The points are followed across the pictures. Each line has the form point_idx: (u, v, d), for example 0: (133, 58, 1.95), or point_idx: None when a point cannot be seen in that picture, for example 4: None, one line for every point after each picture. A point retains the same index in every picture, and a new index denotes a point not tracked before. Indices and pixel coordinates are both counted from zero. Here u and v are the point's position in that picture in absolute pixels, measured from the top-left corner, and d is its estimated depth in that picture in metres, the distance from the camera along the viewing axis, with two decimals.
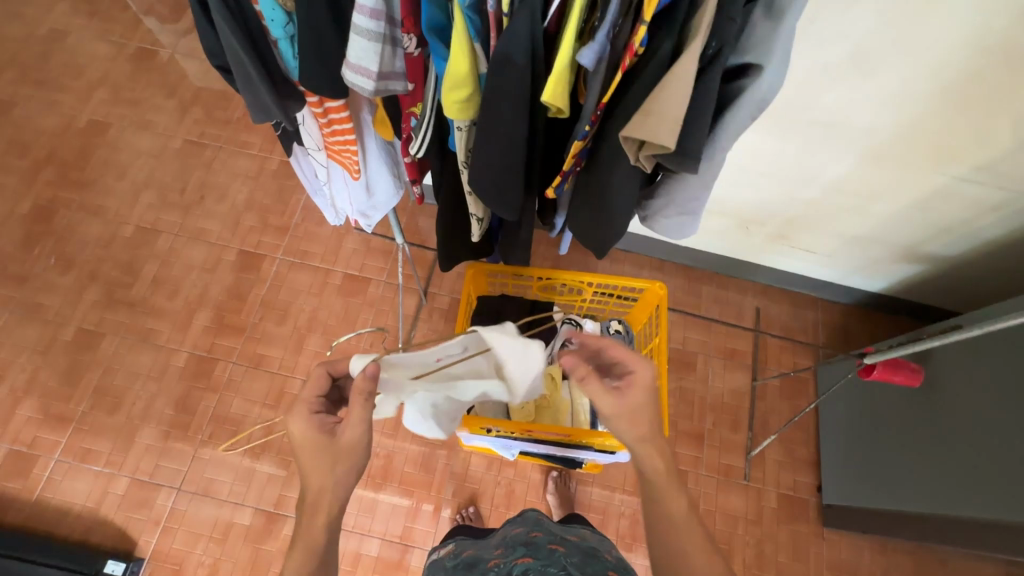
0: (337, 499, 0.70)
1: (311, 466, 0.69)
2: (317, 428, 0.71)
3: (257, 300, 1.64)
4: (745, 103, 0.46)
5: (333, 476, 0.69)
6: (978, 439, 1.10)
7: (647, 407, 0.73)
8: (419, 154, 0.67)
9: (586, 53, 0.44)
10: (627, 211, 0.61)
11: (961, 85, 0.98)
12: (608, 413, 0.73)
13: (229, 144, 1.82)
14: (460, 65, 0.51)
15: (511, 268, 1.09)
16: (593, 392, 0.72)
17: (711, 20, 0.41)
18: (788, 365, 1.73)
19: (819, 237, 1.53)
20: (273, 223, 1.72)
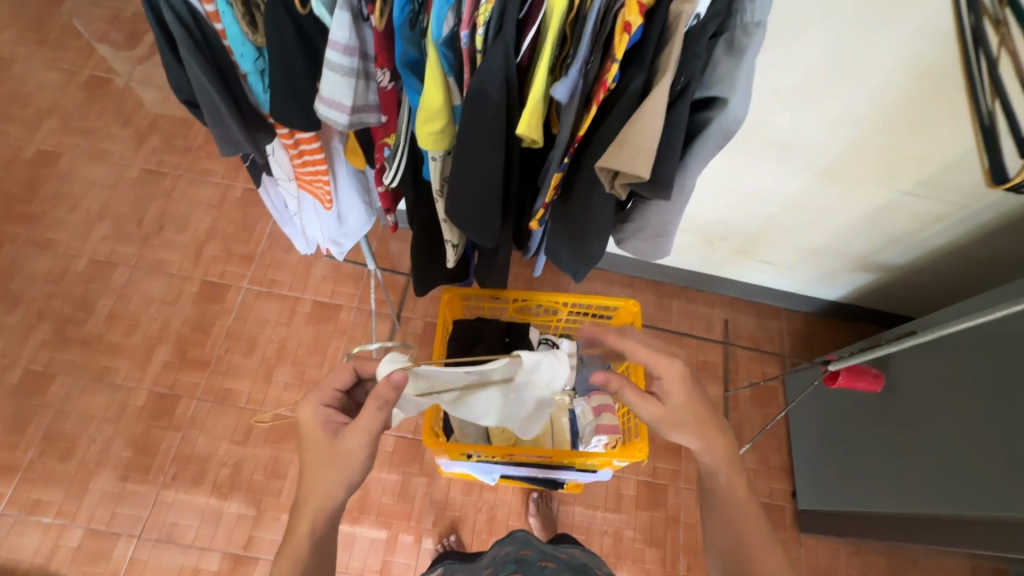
0: (326, 506, 0.72)
1: (312, 461, 0.73)
2: (323, 425, 0.75)
3: (222, 332, 1.58)
4: (713, 134, 0.49)
5: (327, 480, 0.71)
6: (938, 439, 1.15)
7: (691, 405, 0.82)
8: (393, 183, 0.67)
9: (560, 88, 0.46)
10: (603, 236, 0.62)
11: (900, 107, 1.05)
12: (655, 419, 0.83)
13: (189, 172, 1.77)
14: (435, 99, 0.52)
15: (486, 291, 1.08)
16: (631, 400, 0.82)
17: (679, 56, 0.43)
18: (757, 374, 1.78)
19: (780, 250, 1.60)
20: (237, 252, 1.67)
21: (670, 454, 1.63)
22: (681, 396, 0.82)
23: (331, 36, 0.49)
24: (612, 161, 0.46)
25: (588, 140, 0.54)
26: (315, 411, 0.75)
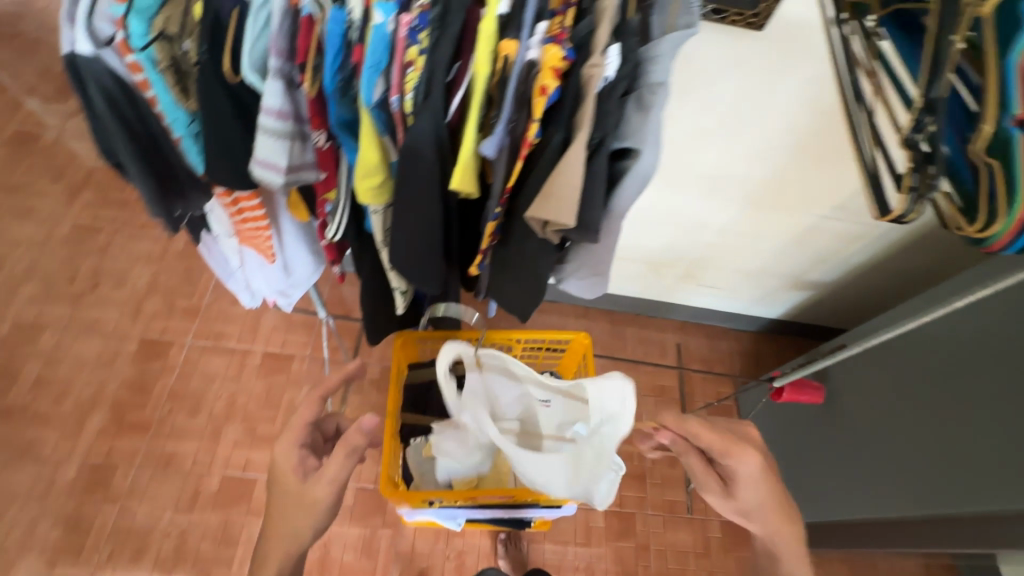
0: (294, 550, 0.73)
1: (284, 504, 0.74)
2: (296, 467, 0.75)
3: (164, 392, 1.50)
4: (631, 181, 0.53)
5: (296, 524, 0.72)
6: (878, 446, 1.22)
7: (763, 499, 0.75)
8: (336, 237, 0.68)
9: (488, 145, 0.49)
10: (544, 277, 0.66)
11: (809, 142, 1.16)
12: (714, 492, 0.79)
13: (127, 225, 1.71)
14: (370, 157, 0.54)
15: (439, 333, 1.08)
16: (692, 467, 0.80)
17: (592, 115, 0.47)
18: (712, 394, 1.84)
19: (721, 275, 1.69)
20: (180, 306, 1.61)
21: (635, 482, 1.64)
22: (756, 490, 0.75)
23: (263, 103, 0.51)
24: (542, 210, 0.50)
25: (521, 189, 0.58)
26: (290, 452, 0.76)
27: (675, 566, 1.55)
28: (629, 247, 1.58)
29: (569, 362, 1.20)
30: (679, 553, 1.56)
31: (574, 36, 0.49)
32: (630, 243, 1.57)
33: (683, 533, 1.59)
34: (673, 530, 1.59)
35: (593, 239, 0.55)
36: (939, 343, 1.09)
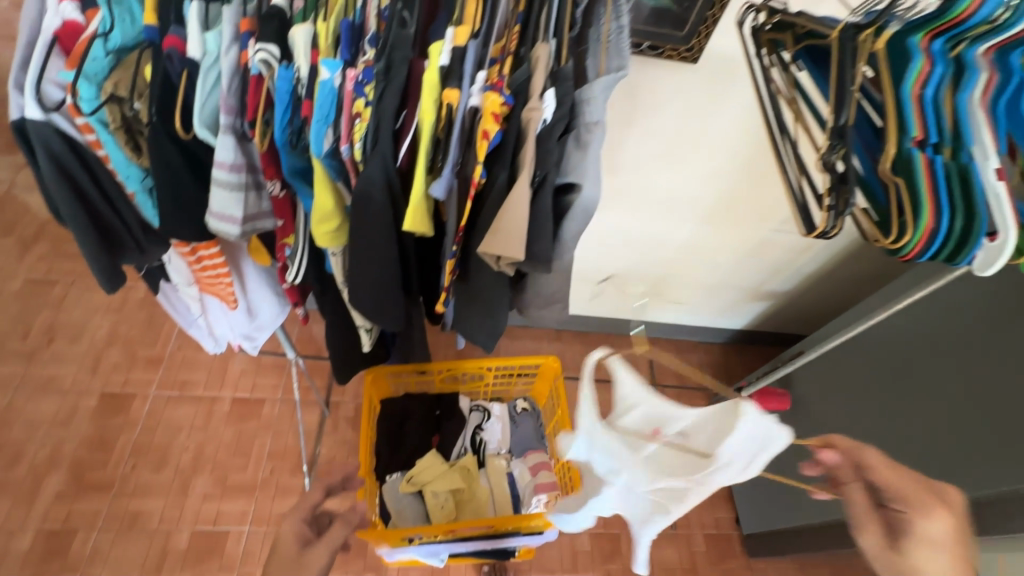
0: None
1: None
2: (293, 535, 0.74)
3: (126, 447, 1.44)
4: (576, 212, 0.56)
5: None
6: None
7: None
8: (297, 280, 0.69)
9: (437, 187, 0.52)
10: (503, 307, 0.68)
11: (751, 163, 1.23)
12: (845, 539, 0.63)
13: (84, 276, 1.67)
14: (325, 203, 0.56)
15: (411, 367, 1.08)
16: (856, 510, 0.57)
17: (533, 155, 0.51)
18: None
19: (685, 291, 1.75)
20: (142, 356, 1.56)
21: None
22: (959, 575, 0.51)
23: (216, 158, 0.52)
24: (492, 245, 0.52)
25: (474, 226, 0.61)
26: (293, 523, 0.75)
27: None
28: (594, 269, 1.62)
29: (541, 387, 1.22)
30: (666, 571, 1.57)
31: (513, 82, 0.52)
32: (596, 265, 1.61)
33: (668, 550, 1.60)
34: (659, 548, 1.60)
35: (544, 269, 0.57)
36: (883, 344, 1.15)
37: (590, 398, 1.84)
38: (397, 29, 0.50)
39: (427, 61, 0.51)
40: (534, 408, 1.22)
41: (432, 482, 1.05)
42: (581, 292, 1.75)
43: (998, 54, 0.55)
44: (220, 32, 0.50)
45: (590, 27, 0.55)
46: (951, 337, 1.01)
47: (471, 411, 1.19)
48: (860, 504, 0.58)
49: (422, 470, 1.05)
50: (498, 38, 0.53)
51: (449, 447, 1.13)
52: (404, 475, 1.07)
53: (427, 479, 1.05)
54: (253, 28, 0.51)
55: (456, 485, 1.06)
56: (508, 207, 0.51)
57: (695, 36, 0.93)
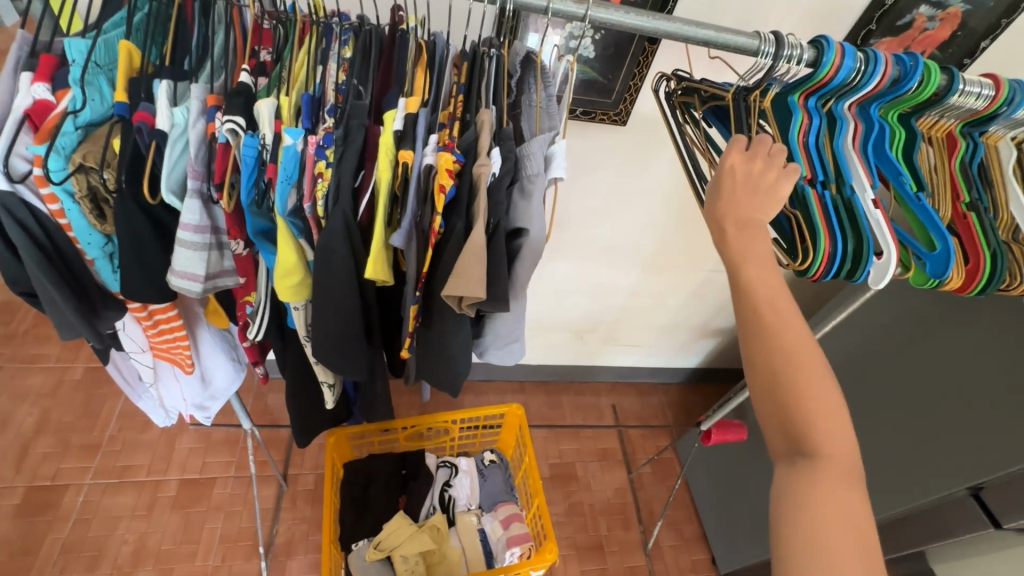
0: None
1: None
2: None
3: (54, 547, 1.30)
4: (526, 256, 0.62)
5: None
6: None
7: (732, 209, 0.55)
8: (258, 337, 0.70)
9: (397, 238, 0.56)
10: (465, 348, 0.72)
11: (686, 210, 1.36)
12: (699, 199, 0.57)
13: (13, 361, 1.56)
14: (288, 259, 0.59)
15: (374, 425, 1.07)
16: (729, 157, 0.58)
17: (485, 204, 0.56)
18: (652, 450, 1.92)
19: (638, 333, 1.83)
20: (77, 442, 1.45)
21: (594, 553, 1.67)
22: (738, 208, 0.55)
23: (182, 220, 0.55)
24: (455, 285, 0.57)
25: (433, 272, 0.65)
26: None
27: None
28: (551, 319, 1.68)
29: (507, 437, 1.23)
30: None
31: (461, 142, 0.58)
32: (552, 315, 1.67)
33: None
34: None
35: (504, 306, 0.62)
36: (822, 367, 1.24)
37: (557, 447, 1.86)
38: (355, 101, 0.56)
39: (382, 127, 0.57)
40: (502, 459, 1.23)
41: (400, 547, 1.00)
42: (540, 342, 1.80)
43: (861, 107, 0.67)
44: (187, 107, 0.55)
45: (524, 95, 0.64)
46: (884, 351, 1.09)
47: (438, 467, 1.18)
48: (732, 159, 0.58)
49: (388, 536, 1.01)
50: (446, 106, 0.60)
51: (417, 508, 1.10)
52: (368, 544, 1.02)
53: (394, 544, 1.01)
54: (219, 103, 0.55)
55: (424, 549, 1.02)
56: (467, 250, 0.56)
57: (622, 102, 1.05)
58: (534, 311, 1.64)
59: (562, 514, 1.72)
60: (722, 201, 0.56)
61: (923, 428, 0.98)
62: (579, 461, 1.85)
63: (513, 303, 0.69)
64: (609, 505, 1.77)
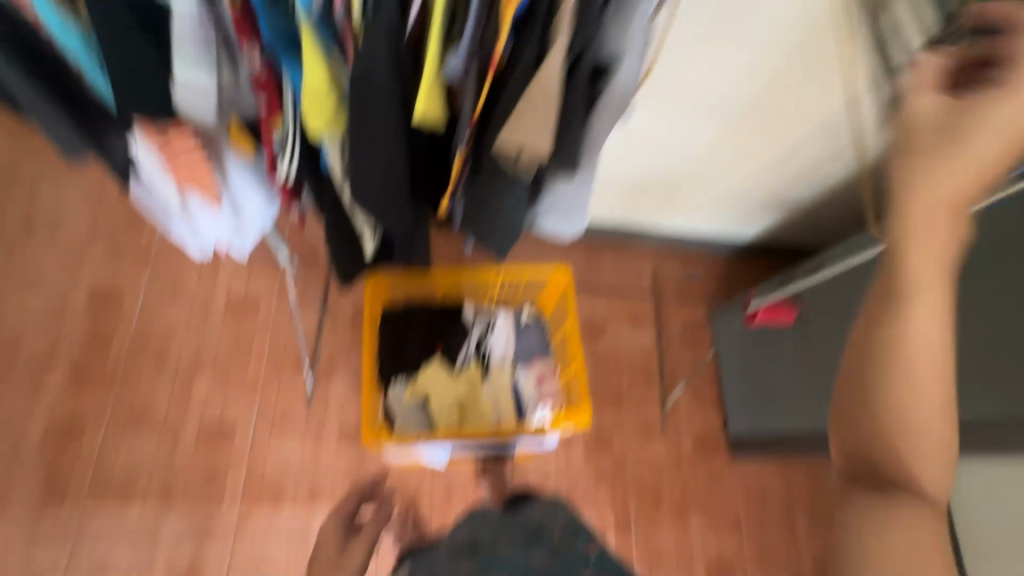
0: None
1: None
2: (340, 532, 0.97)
3: (125, 341, 1.55)
4: (609, 98, 0.53)
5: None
6: (818, 360, 1.37)
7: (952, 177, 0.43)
8: (289, 173, 0.63)
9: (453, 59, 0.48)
10: (514, 212, 0.63)
11: (806, 45, 1.13)
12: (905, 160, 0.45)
13: (58, 175, 1.68)
14: (318, 78, 0.49)
15: (412, 272, 1.04)
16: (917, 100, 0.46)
17: (572, 16, 0.46)
18: (687, 318, 1.90)
19: (698, 200, 1.67)
20: (127, 254, 1.61)
21: (611, 403, 1.77)
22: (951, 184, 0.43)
23: None
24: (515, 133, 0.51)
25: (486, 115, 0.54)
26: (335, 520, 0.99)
27: (650, 477, 1.71)
28: (608, 172, 1.54)
29: (547, 297, 1.20)
30: (654, 466, 1.72)
31: None
32: (610, 171, 1.53)
33: (658, 449, 1.74)
34: (649, 445, 1.74)
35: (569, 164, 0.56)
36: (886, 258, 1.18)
37: (589, 305, 1.86)
38: None
39: None
40: (539, 318, 1.19)
41: (439, 392, 1.07)
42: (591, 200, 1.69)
43: None
44: None
45: None
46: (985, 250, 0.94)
47: (475, 320, 1.18)
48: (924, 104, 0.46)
49: (428, 380, 1.08)
50: None
51: (454, 355, 1.12)
52: (408, 384, 1.08)
53: (433, 387, 1.07)
54: None
55: (461, 395, 1.09)
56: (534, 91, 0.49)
57: None
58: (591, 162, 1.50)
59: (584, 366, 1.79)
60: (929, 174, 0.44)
61: (990, 343, 0.92)
62: (611, 319, 1.86)
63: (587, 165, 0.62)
64: (632, 363, 1.83)
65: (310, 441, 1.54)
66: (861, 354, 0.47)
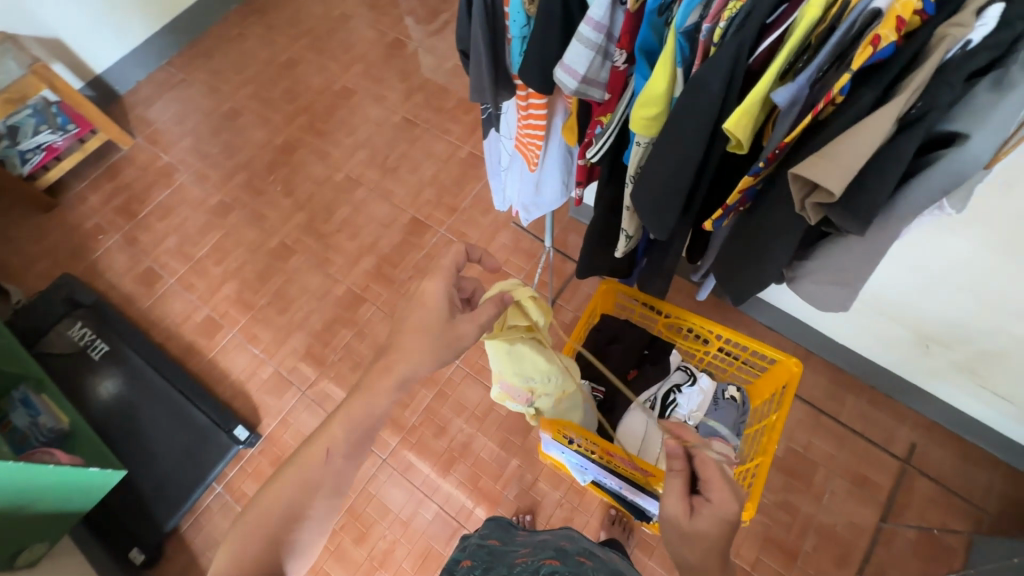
0: (425, 331, 0.85)
1: (417, 344, 0.84)
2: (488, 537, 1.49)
3: (412, 262, 2.00)
4: (942, 169, 0.58)
5: (425, 346, 0.84)
6: None
7: (714, 538, 0.76)
8: (593, 159, 0.76)
9: (783, 91, 0.53)
10: (774, 249, 0.66)
11: None
12: (672, 512, 0.80)
13: (434, 128, 2.26)
14: (658, 86, 0.60)
15: (646, 295, 1.10)
16: (672, 487, 0.82)
17: (920, 83, 0.49)
18: (932, 521, 1.47)
19: (1018, 384, 1.29)
20: (446, 202, 2.10)
21: (782, 555, 1.46)
22: (712, 529, 0.76)
23: (589, 14, 0.60)
24: (828, 165, 0.53)
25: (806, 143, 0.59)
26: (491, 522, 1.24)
27: None
28: (900, 302, 1.31)
29: (762, 387, 1.11)
30: None
31: (905, 44, 0.51)
32: (908, 300, 1.29)
33: None
34: None
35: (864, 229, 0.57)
36: None
37: (807, 437, 1.59)
38: None
39: (798, 15, 0.52)
40: (744, 402, 1.12)
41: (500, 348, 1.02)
42: (863, 323, 1.45)
43: None
44: None
45: None
46: None
47: (675, 369, 1.14)
48: (675, 490, 0.81)
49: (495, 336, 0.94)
50: None
51: (641, 388, 1.13)
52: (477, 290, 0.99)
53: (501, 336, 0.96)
54: None
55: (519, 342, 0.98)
56: (851, 135, 0.51)
57: None
58: (875, 276, 1.29)
59: (767, 497, 1.53)
60: (689, 519, 0.78)
61: None
62: (825, 467, 1.56)
63: (868, 239, 0.67)
64: (830, 529, 1.48)
65: (489, 401, 1.75)
66: (681, 526, 0.78)
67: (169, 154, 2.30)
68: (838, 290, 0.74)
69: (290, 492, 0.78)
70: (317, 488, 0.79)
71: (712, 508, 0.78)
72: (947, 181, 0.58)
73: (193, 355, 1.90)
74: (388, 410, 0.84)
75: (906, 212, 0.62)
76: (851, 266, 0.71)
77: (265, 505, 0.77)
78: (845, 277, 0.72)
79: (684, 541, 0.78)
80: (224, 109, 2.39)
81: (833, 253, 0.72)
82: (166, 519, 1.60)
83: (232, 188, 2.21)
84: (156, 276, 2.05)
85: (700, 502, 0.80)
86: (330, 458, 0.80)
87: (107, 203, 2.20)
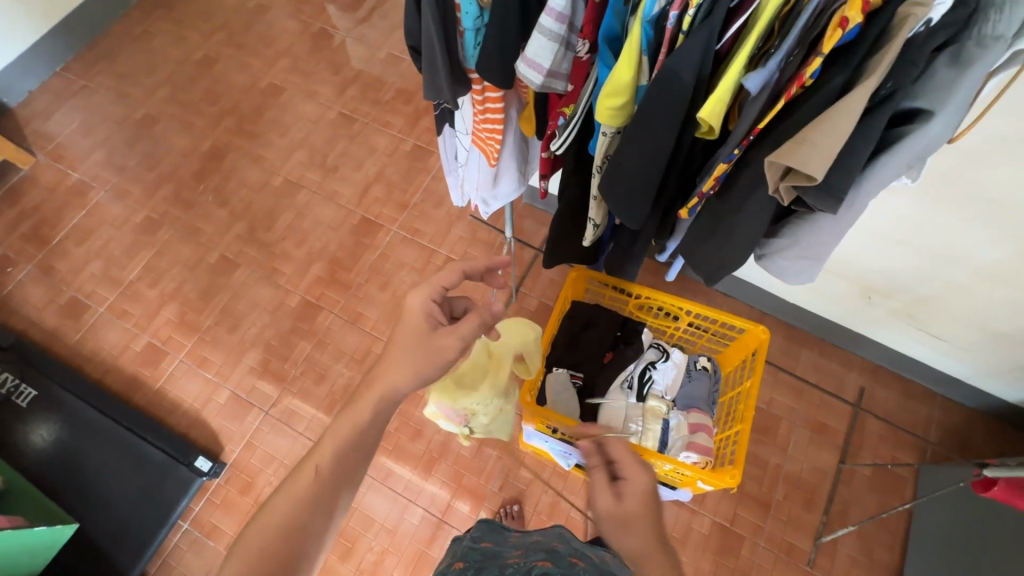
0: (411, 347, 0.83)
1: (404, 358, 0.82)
2: None
3: (366, 264, 1.92)
4: (905, 146, 0.61)
5: (412, 362, 0.82)
6: None
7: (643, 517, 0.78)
8: (557, 151, 0.75)
9: (756, 78, 0.54)
10: (751, 230, 0.68)
11: None
12: (602, 509, 0.80)
13: (374, 122, 2.17)
14: (623, 75, 0.59)
15: (615, 279, 1.11)
16: (596, 481, 0.83)
17: (891, 61, 0.51)
18: (884, 456, 1.60)
19: (951, 323, 1.41)
20: (396, 198, 2.03)
21: (756, 508, 1.55)
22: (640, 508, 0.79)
23: (551, 6, 0.58)
24: (806, 148, 0.54)
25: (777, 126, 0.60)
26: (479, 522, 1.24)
27: None
28: (845, 259, 1.39)
29: (731, 355, 1.17)
30: None
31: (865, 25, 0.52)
32: (852, 257, 1.37)
33: None
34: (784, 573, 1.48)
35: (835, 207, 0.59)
36: None
37: (769, 394, 1.68)
38: None
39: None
40: (716, 370, 1.17)
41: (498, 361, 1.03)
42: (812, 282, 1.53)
43: None
44: None
45: None
46: None
47: (648, 347, 1.17)
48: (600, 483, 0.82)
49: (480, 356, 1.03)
50: None
51: (618, 370, 1.14)
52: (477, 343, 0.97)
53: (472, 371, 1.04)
54: None
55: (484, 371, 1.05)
56: (829, 117, 0.53)
57: None
58: None
59: None
60: (617, 509, 0.80)
61: None
62: (787, 420, 1.65)
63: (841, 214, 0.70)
64: (796, 476, 1.58)
65: None
66: (613, 519, 0.79)
67: (79, 171, 2.09)
68: (808, 264, 0.78)
69: (286, 506, 0.73)
70: (315, 503, 0.74)
71: (631, 485, 0.81)
72: (910, 155, 0.62)
73: (138, 388, 1.76)
74: (378, 428, 0.80)
75: (875, 185, 0.65)
76: (821, 241, 0.74)
77: (260, 526, 0.72)
78: (816, 251, 0.75)
79: (615, 531, 0.78)
80: (137, 116, 2.19)
81: (805, 228, 0.74)
82: (130, 565, 1.49)
83: (157, 202, 2.04)
84: (82, 307, 1.87)
85: (620, 487, 0.82)
86: (323, 475, 0.75)
87: (12, 231, 1.98)
